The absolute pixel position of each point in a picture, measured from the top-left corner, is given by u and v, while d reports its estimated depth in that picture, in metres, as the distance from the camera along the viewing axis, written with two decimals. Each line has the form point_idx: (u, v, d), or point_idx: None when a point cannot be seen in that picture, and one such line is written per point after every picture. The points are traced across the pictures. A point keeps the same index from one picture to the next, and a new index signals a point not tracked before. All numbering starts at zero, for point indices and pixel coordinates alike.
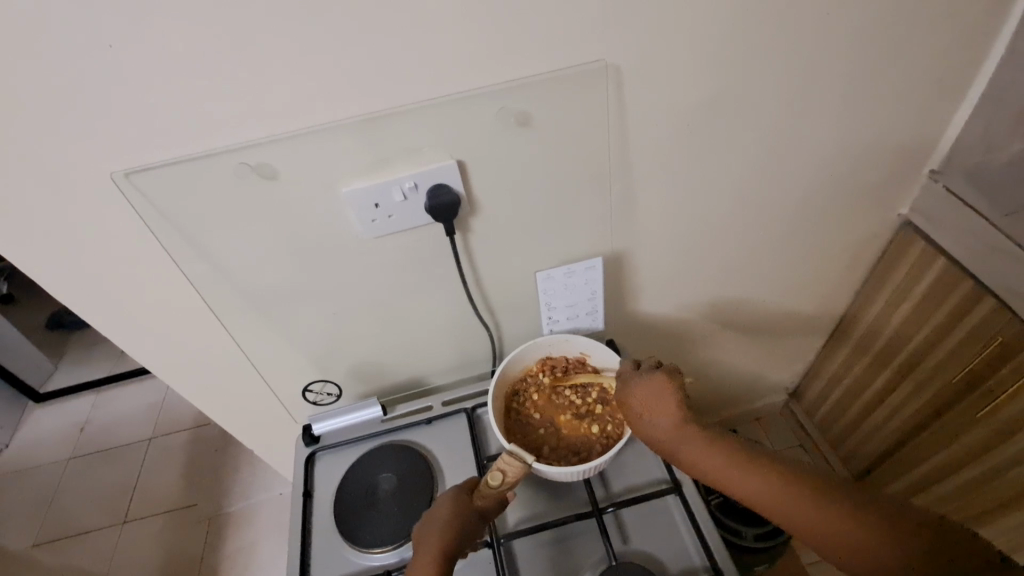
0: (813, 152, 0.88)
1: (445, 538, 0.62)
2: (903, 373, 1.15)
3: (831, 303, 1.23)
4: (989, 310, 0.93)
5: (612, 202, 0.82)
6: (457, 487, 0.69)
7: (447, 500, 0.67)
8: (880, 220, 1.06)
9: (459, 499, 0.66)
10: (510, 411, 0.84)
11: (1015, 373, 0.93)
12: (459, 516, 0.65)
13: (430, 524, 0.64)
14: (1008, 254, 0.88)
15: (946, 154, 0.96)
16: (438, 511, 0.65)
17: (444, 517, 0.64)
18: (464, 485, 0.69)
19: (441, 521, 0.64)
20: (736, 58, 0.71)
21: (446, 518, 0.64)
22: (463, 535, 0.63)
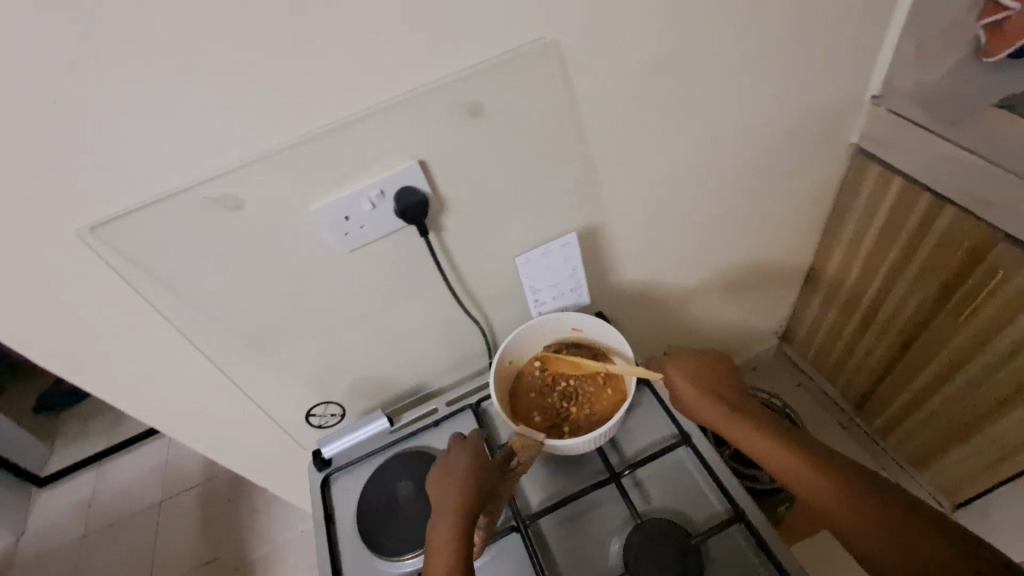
0: (761, 98, 0.90)
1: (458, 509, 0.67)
2: (881, 298, 1.19)
3: (804, 241, 1.28)
4: (951, 219, 0.97)
5: (577, 177, 0.83)
6: (456, 457, 0.73)
7: (450, 470, 0.72)
8: (834, 152, 1.10)
9: (462, 470, 0.71)
10: (520, 372, 0.88)
11: (984, 276, 0.96)
12: (477, 465, 0.72)
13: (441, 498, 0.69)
14: (958, 162, 0.92)
15: (885, 78, 1.00)
16: (460, 461, 0.73)
17: (465, 465, 0.72)
18: (465, 451, 0.74)
19: (463, 468, 0.71)
20: (670, 17, 0.73)
21: (467, 466, 0.72)
22: (476, 500, 0.68)
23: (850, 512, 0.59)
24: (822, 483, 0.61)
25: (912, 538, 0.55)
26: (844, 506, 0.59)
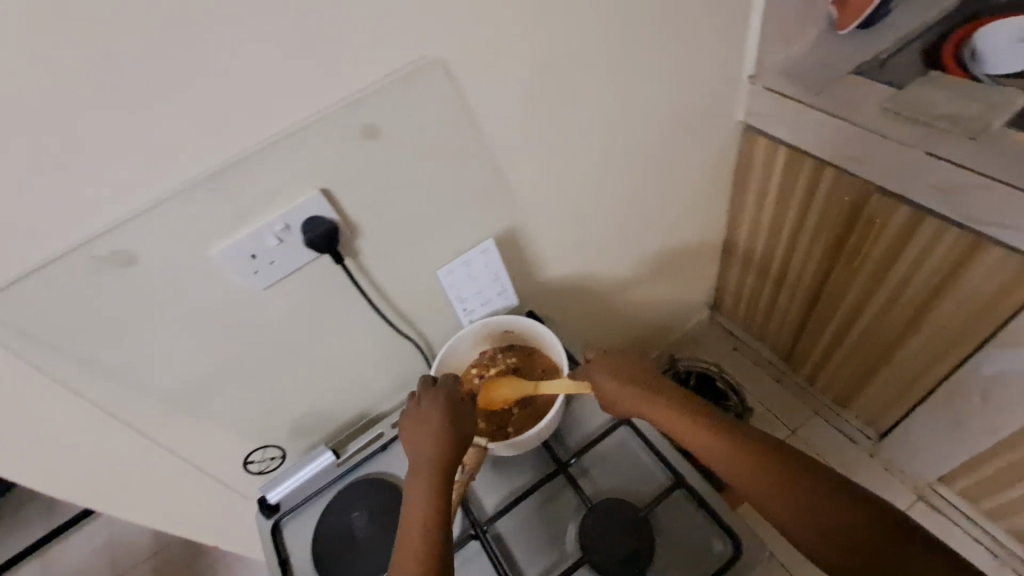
0: (649, 88, 0.96)
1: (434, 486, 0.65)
2: (788, 258, 1.29)
3: (714, 216, 1.37)
4: (831, 179, 1.07)
5: (487, 185, 0.85)
6: (429, 408, 0.72)
7: (425, 422, 0.71)
8: (725, 130, 1.19)
9: (438, 419, 0.70)
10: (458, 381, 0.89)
11: (867, 226, 1.06)
12: (451, 414, 0.71)
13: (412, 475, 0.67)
14: (829, 127, 1.01)
15: (757, 59, 1.09)
16: (433, 413, 0.71)
17: (438, 417, 0.71)
18: (437, 403, 0.73)
19: (437, 419, 0.71)
20: (549, 23, 0.76)
21: (440, 417, 0.71)
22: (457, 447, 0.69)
23: (794, 514, 0.57)
24: (764, 487, 0.59)
25: (856, 535, 0.54)
26: (788, 510, 0.57)
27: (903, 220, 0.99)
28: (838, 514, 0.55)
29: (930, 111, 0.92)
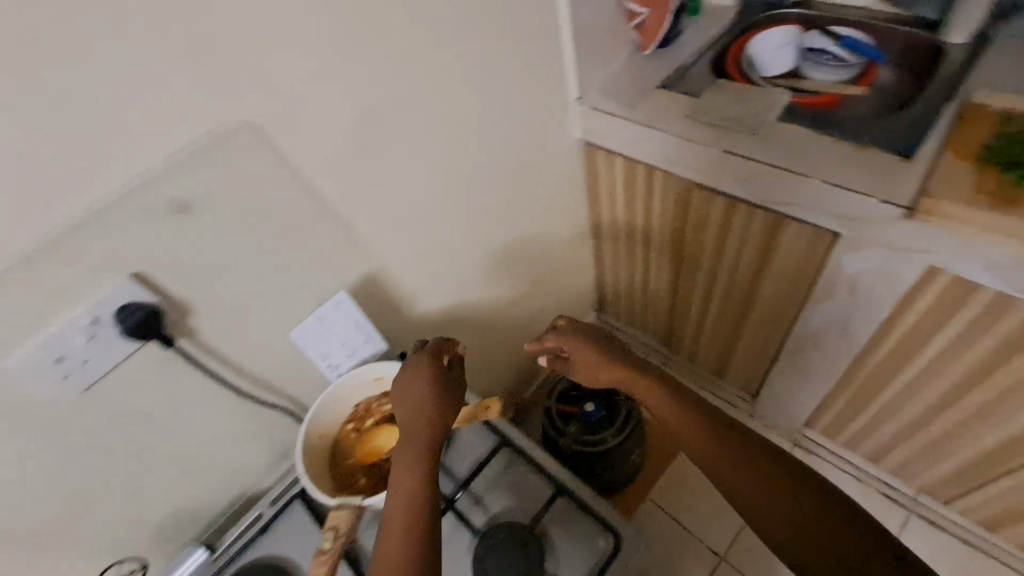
0: (481, 121, 1.01)
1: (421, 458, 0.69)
2: (646, 252, 1.42)
3: (576, 223, 1.47)
4: (661, 179, 1.19)
5: (332, 237, 0.84)
6: (410, 384, 0.75)
7: (407, 396, 0.74)
8: (565, 147, 1.29)
9: (420, 396, 0.73)
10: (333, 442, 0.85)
11: (698, 216, 1.20)
12: (436, 384, 0.74)
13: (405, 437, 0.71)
14: (649, 136, 1.13)
15: (578, 82, 1.19)
16: (414, 386, 0.74)
17: (421, 389, 0.74)
18: (421, 373, 0.75)
19: (419, 393, 0.73)
20: (363, 76, 0.78)
21: (424, 390, 0.74)
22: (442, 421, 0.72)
23: (760, 499, 0.65)
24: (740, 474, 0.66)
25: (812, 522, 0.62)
26: (752, 492, 0.65)
27: (722, 207, 1.13)
28: (798, 501, 0.63)
29: (722, 114, 1.07)
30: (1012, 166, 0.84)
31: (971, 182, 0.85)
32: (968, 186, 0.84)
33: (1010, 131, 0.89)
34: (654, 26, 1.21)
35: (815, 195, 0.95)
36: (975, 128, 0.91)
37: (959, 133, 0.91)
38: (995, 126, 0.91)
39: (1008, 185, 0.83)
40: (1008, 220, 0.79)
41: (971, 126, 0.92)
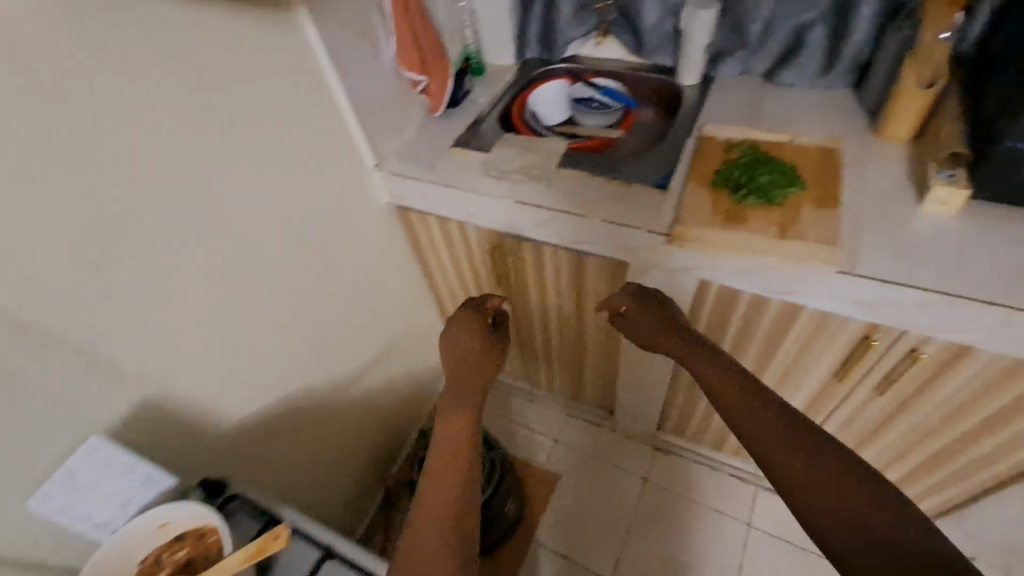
0: (258, 208, 0.96)
1: (455, 458, 0.71)
2: (481, 295, 1.47)
3: (408, 279, 1.48)
4: (474, 231, 1.23)
5: (71, 371, 0.73)
6: (460, 339, 0.86)
7: (458, 349, 0.85)
8: (376, 213, 1.28)
9: (467, 359, 0.84)
10: None
11: (514, 261, 1.26)
12: (468, 360, 0.84)
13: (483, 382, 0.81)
14: (446, 195, 1.16)
15: (371, 149, 1.19)
16: (458, 344, 0.86)
17: (453, 357, 0.85)
18: (465, 333, 0.86)
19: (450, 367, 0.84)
20: (76, 193, 0.69)
21: (452, 362, 0.84)
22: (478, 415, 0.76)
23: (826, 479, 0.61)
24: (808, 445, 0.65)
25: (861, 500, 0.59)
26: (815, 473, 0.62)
27: (531, 250, 1.20)
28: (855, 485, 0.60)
29: (509, 167, 1.14)
30: (738, 187, 0.96)
31: (710, 205, 0.96)
32: (708, 209, 0.95)
33: (735, 157, 1.04)
34: (439, 90, 1.24)
35: (598, 233, 1.03)
36: (709, 157, 1.05)
37: (698, 162, 1.04)
38: (724, 154, 1.05)
39: (736, 204, 0.95)
40: (740, 234, 0.90)
41: (706, 155, 1.06)
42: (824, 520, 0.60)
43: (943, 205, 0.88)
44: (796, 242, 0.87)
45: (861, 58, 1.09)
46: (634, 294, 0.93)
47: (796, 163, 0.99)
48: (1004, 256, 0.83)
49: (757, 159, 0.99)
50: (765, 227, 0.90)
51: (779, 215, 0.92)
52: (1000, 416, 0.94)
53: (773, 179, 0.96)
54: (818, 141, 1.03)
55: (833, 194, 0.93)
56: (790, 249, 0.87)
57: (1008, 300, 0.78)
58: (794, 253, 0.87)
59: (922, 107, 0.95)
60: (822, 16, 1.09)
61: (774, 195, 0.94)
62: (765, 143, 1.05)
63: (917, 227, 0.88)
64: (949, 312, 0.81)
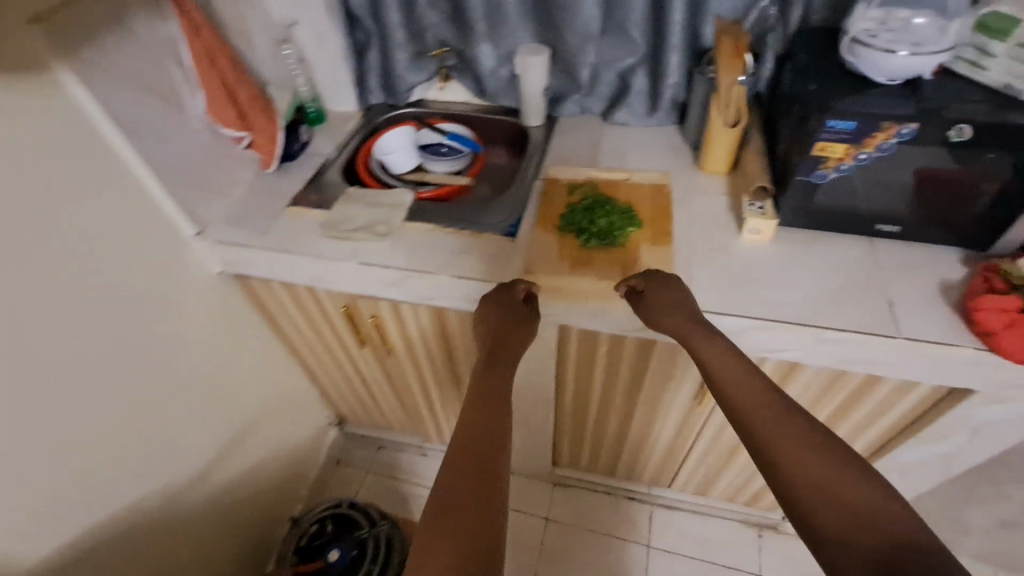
0: (24, 307, 0.79)
1: (491, 449, 0.66)
2: (349, 358, 1.35)
3: (263, 351, 1.33)
4: (324, 295, 1.13)
5: None
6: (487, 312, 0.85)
7: (485, 321, 0.85)
8: (207, 287, 1.13)
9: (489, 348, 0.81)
10: None
11: (374, 322, 1.17)
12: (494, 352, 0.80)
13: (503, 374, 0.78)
14: (282, 261, 1.05)
15: (188, 217, 1.05)
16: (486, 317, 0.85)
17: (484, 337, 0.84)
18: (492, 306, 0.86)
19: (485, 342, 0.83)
20: None
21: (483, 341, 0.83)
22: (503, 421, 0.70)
23: (834, 475, 0.62)
24: (817, 444, 0.65)
25: (864, 507, 0.59)
26: (824, 470, 0.62)
27: (388, 310, 1.12)
28: (855, 485, 0.61)
29: (350, 225, 1.05)
30: (581, 231, 0.97)
31: (557, 251, 0.96)
32: (555, 256, 0.95)
33: (577, 199, 1.05)
34: (268, 145, 1.14)
35: (448, 289, 0.98)
36: (553, 201, 1.05)
37: (543, 207, 1.04)
38: (567, 197, 1.06)
39: (581, 248, 0.96)
40: (586, 280, 0.91)
41: (551, 199, 1.06)
42: (828, 520, 0.59)
43: (759, 235, 0.94)
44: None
45: (679, 99, 1.17)
46: (655, 274, 0.86)
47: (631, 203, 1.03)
48: (815, 278, 0.90)
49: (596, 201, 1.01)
50: (608, 270, 0.92)
51: (620, 257, 0.94)
52: (834, 416, 1.03)
53: (611, 221, 0.97)
54: (651, 179, 1.08)
55: (666, 231, 0.97)
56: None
57: (818, 320, 0.84)
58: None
59: (731, 146, 1.04)
60: (640, 63, 1.14)
61: (613, 237, 0.95)
62: (604, 184, 1.08)
63: (739, 257, 0.94)
64: (775, 336, 0.86)
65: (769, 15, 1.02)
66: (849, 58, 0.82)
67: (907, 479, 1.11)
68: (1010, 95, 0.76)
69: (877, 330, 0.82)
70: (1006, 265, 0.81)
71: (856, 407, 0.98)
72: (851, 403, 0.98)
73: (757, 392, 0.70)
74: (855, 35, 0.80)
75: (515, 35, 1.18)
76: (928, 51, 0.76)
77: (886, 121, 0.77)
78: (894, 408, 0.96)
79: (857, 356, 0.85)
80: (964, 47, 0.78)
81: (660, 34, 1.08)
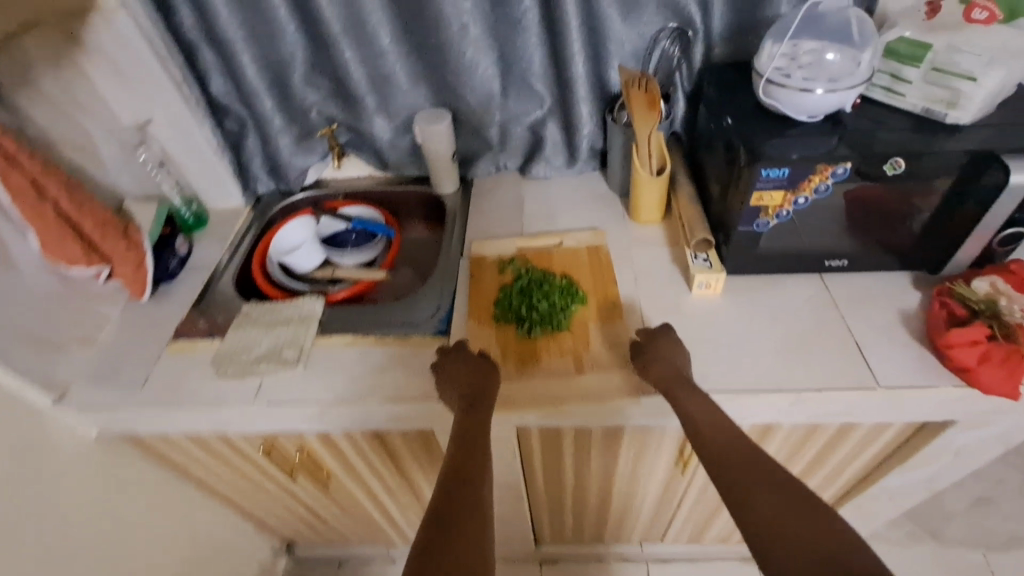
0: None
1: (468, 510, 0.61)
2: (286, 490, 1.16)
3: (180, 507, 1.11)
4: (239, 439, 0.95)
5: None
6: (460, 367, 0.80)
7: (457, 375, 0.79)
8: (87, 461, 0.92)
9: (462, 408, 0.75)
10: None
11: (307, 454, 1.00)
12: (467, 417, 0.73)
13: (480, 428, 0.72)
14: (176, 416, 0.87)
15: (38, 384, 0.85)
16: (458, 371, 0.79)
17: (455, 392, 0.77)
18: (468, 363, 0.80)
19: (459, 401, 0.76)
20: None
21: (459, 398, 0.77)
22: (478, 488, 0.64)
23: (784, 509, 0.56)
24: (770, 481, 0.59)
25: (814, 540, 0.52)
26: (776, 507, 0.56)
27: (320, 441, 0.96)
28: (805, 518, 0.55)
29: (250, 355, 0.89)
30: (521, 320, 0.86)
31: (498, 350, 0.84)
32: (497, 356, 0.83)
33: (510, 279, 0.94)
34: (135, 273, 0.95)
35: (380, 414, 0.84)
36: (483, 286, 0.94)
37: (474, 295, 0.92)
38: (499, 277, 0.95)
39: (524, 341, 0.85)
40: (535, 381, 0.80)
41: (481, 283, 0.94)
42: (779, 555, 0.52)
43: (708, 287, 0.87)
44: (595, 374, 0.80)
45: (597, 146, 1.09)
46: (661, 329, 0.81)
47: (569, 274, 0.93)
48: (779, 327, 0.83)
49: (532, 280, 0.91)
50: (559, 365, 0.81)
51: (569, 345, 0.84)
52: (815, 456, 0.97)
53: (552, 303, 0.87)
54: (584, 240, 0.99)
55: (612, 302, 0.88)
56: (589, 384, 0.79)
57: (791, 380, 0.77)
58: (593, 390, 0.79)
59: (661, 194, 0.97)
60: (550, 114, 1.06)
61: (558, 322, 0.85)
62: (535, 255, 0.98)
63: (694, 317, 0.86)
64: (751, 405, 0.78)
65: (673, 55, 0.96)
66: (767, 100, 0.75)
67: (894, 497, 1.08)
68: (933, 120, 0.72)
69: (860, 382, 0.75)
70: (959, 288, 0.78)
71: (839, 445, 0.93)
72: (832, 443, 0.92)
73: (723, 434, 0.67)
74: (770, 76, 0.74)
75: (408, 104, 1.06)
76: (846, 85, 0.71)
77: (817, 163, 0.72)
78: (874, 439, 0.92)
79: (836, 410, 0.79)
80: (878, 73, 0.74)
81: (565, 86, 1.00)
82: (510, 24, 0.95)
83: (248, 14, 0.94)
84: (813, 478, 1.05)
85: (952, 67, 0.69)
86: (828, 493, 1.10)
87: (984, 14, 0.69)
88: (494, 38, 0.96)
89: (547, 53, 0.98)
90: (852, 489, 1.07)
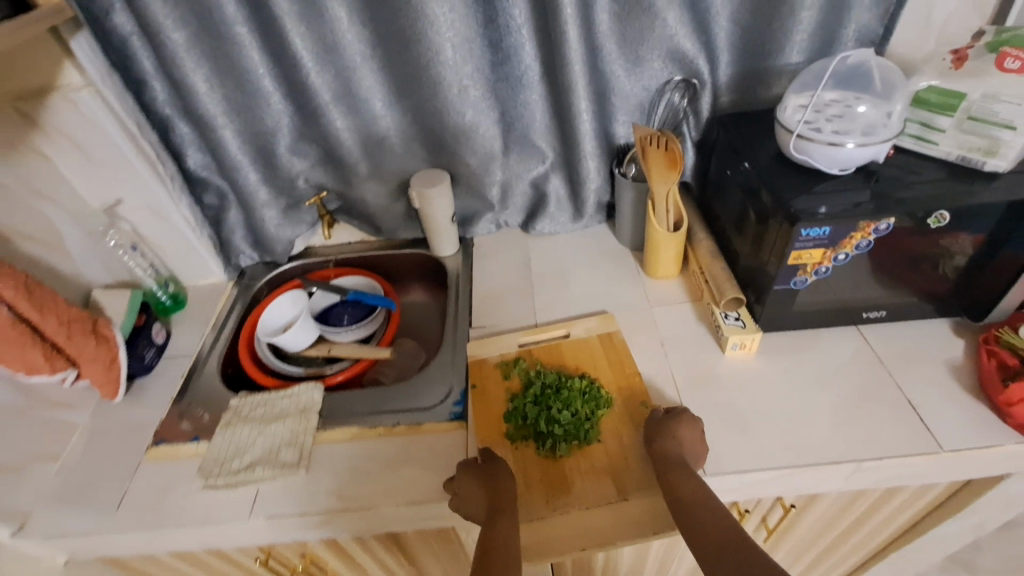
0: None
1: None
2: None
3: None
4: (232, 552, 0.83)
5: None
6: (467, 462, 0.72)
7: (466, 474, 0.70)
8: None
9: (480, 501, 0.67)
10: None
11: (306, 561, 0.88)
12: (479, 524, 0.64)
13: (485, 546, 0.62)
14: (159, 539, 0.75)
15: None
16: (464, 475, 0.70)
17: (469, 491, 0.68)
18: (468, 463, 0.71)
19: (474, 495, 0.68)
20: None
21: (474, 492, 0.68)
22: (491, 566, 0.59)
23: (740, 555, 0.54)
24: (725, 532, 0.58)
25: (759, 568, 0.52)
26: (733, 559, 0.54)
27: (324, 547, 0.84)
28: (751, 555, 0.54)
29: (241, 460, 0.78)
30: (542, 438, 0.76)
31: (521, 480, 0.73)
32: (521, 487, 0.72)
33: (518, 385, 0.84)
34: (105, 373, 0.85)
35: (394, 520, 0.74)
36: (489, 397, 0.82)
37: (481, 410, 0.81)
38: (504, 384, 0.84)
39: (550, 461, 0.74)
40: (573, 514, 0.69)
41: (487, 395, 0.83)
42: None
43: (741, 348, 0.82)
44: (642, 497, 0.70)
45: (604, 200, 1.04)
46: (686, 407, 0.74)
47: (585, 371, 0.84)
48: (818, 389, 0.78)
49: (545, 386, 0.81)
50: (598, 490, 0.71)
51: (604, 462, 0.74)
52: (863, 516, 0.90)
53: (576, 411, 0.78)
54: (592, 328, 0.89)
55: (642, 404, 0.79)
56: (641, 510, 0.68)
57: (848, 450, 0.71)
58: (644, 519, 0.68)
59: (679, 250, 0.92)
60: (553, 169, 1.01)
61: (586, 435, 0.75)
62: (543, 351, 0.88)
63: (729, 382, 0.80)
64: (806, 479, 0.72)
65: (679, 106, 0.93)
66: (798, 154, 0.72)
67: (937, 551, 1.02)
68: (968, 166, 0.70)
69: (919, 446, 0.70)
70: (1006, 336, 0.73)
71: (888, 503, 0.86)
72: (882, 502, 0.86)
73: (692, 487, 0.64)
74: (799, 131, 0.71)
75: (403, 168, 1.00)
76: (880, 137, 0.69)
77: (861, 221, 0.69)
78: (920, 497, 0.86)
79: (898, 475, 0.72)
80: (908, 122, 0.73)
81: (570, 142, 0.95)
82: (509, 82, 0.91)
83: (229, 85, 0.88)
84: (856, 536, 0.97)
85: (990, 117, 0.67)
86: (866, 551, 1.04)
87: (1017, 62, 0.66)
88: (494, 96, 0.92)
89: (549, 109, 0.94)
90: (893, 545, 1.00)
